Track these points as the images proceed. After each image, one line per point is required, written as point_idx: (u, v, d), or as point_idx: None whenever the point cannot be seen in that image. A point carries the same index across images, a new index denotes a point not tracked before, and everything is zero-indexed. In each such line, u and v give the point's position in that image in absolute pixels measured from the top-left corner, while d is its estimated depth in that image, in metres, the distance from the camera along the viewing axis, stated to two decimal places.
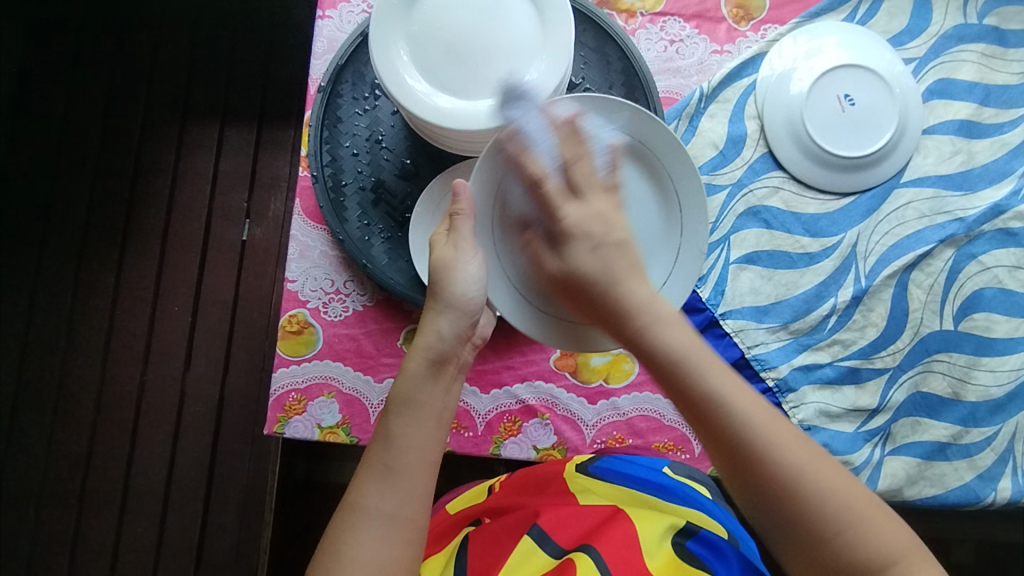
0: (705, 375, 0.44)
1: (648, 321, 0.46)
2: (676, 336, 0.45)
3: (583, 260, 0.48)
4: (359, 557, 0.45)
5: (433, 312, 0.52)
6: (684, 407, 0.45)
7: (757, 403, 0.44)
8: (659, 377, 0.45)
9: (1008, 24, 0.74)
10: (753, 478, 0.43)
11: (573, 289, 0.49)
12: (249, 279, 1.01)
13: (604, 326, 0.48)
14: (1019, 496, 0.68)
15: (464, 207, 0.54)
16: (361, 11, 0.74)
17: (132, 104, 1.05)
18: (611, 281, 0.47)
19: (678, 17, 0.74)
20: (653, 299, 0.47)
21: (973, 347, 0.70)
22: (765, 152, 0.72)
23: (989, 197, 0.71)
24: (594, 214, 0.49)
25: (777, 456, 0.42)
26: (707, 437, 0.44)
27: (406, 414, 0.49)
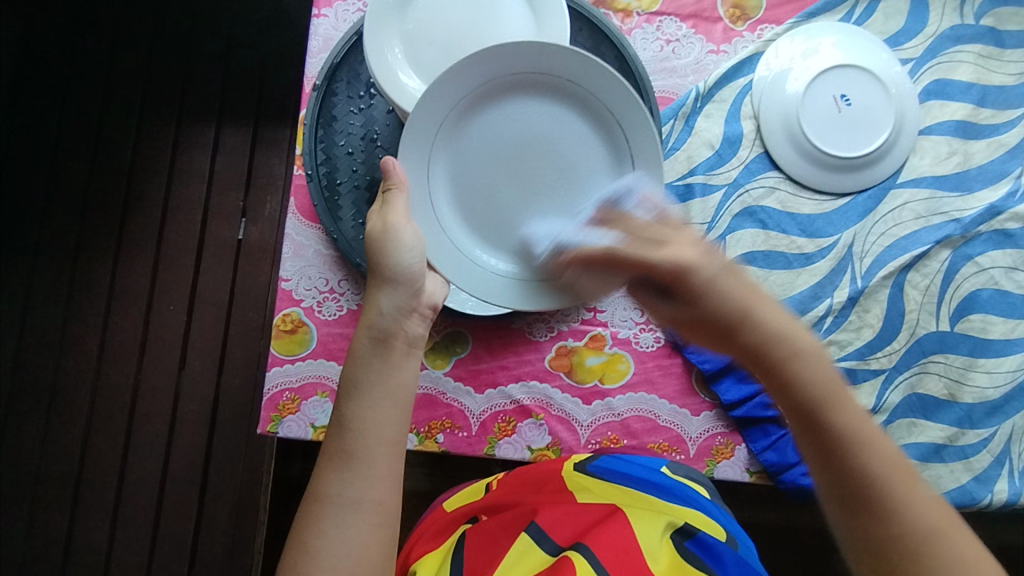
0: (845, 415, 0.43)
1: (792, 355, 0.43)
2: (822, 375, 0.43)
3: (716, 295, 0.45)
4: (327, 546, 0.45)
5: (374, 289, 0.54)
6: (804, 434, 0.44)
7: (895, 454, 0.42)
8: (793, 412, 0.44)
9: (1005, 24, 0.74)
10: (878, 533, 0.41)
11: (697, 327, 0.46)
12: (245, 278, 1.01)
13: (743, 360, 0.45)
14: (1016, 498, 0.67)
15: (395, 182, 0.55)
16: (357, 9, 0.74)
17: (129, 103, 1.05)
18: (743, 312, 0.44)
19: (674, 16, 0.73)
20: (797, 331, 0.44)
21: (969, 348, 0.70)
22: (761, 152, 0.72)
23: (986, 198, 0.71)
24: (698, 249, 0.46)
25: (905, 510, 0.41)
26: (832, 478, 0.43)
27: (357, 396, 0.49)
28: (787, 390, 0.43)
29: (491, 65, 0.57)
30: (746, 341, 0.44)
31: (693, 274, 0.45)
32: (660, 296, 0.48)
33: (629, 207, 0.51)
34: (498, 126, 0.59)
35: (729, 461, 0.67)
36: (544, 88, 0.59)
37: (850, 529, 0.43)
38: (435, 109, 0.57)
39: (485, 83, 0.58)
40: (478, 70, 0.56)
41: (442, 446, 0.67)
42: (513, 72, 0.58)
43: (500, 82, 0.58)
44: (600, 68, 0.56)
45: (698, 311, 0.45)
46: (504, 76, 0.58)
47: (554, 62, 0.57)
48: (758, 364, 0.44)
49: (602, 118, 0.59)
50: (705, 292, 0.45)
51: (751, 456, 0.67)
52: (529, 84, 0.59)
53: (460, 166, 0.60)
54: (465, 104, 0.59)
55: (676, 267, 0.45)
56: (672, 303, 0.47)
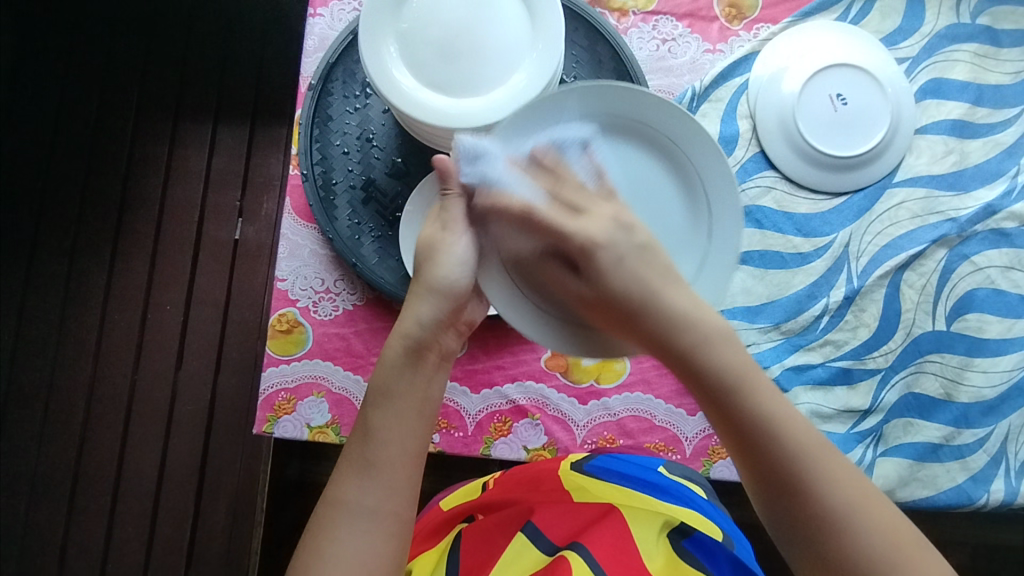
0: (757, 398, 0.46)
1: (699, 341, 0.48)
2: (730, 357, 0.47)
3: (623, 277, 0.51)
4: (340, 552, 0.45)
5: (414, 295, 0.53)
6: (720, 419, 0.47)
7: (811, 432, 0.45)
8: (708, 396, 0.47)
9: (1002, 23, 0.74)
10: (792, 508, 0.44)
11: (611, 311, 0.52)
12: (241, 278, 1.01)
13: (658, 352, 0.50)
14: (1013, 498, 0.67)
15: (454, 188, 0.54)
16: (353, 9, 0.74)
17: (125, 102, 1.05)
18: (652, 292, 0.50)
19: (670, 16, 0.73)
20: (702, 314, 0.49)
21: (965, 348, 0.70)
22: (758, 152, 0.72)
23: (982, 197, 0.71)
24: (610, 222, 0.53)
25: (821, 487, 0.43)
26: (749, 462, 0.46)
27: (386, 405, 0.49)
28: (699, 369, 0.48)
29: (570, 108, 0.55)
30: (656, 320, 0.49)
31: (602, 251, 0.51)
32: (574, 274, 0.53)
33: (564, 156, 0.56)
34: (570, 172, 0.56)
35: (725, 460, 0.67)
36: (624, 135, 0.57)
37: (768, 505, 0.45)
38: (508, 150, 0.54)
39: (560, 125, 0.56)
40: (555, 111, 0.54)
41: (438, 446, 0.66)
42: (589, 117, 0.56)
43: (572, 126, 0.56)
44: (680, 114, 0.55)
45: (607, 291, 0.51)
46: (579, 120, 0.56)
47: (634, 107, 0.56)
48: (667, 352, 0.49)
49: (688, 180, 0.58)
50: (614, 273, 0.51)
51: None
52: (611, 129, 0.57)
53: (529, 211, 0.56)
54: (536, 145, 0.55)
55: (585, 244, 0.52)
56: (584, 283, 0.53)
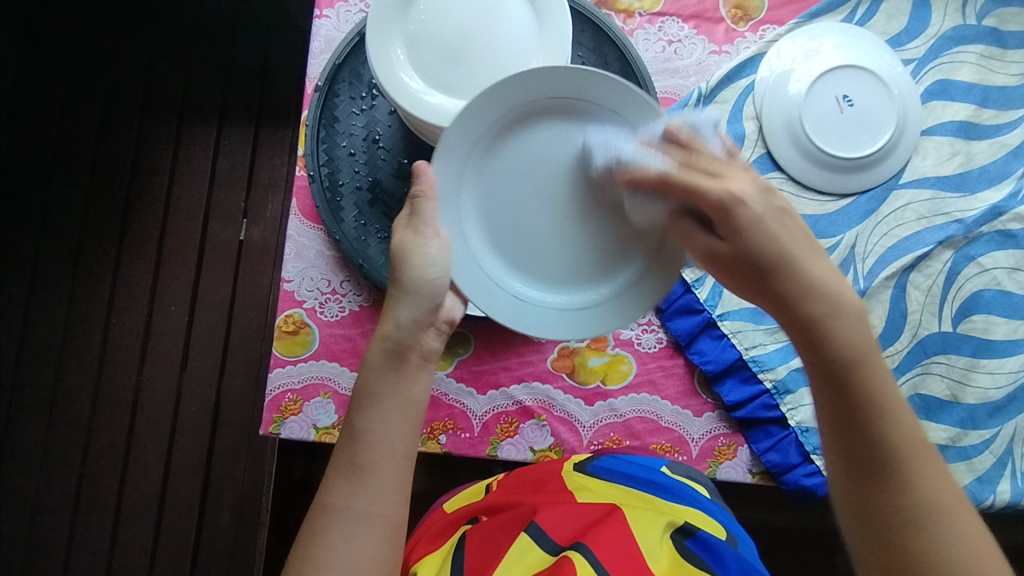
0: (878, 374, 0.45)
1: (827, 313, 0.46)
2: (856, 334, 0.46)
3: (763, 235, 0.48)
4: (335, 557, 0.45)
5: (393, 298, 0.51)
6: (826, 388, 0.46)
7: (917, 431, 0.44)
8: (822, 369, 0.46)
9: (1007, 25, 0.74)
10: (879, 492, 0.43)
11: (739, 268, 0.50)
12: (247, 278, 1.01)
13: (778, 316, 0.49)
14: (1018, 499, 0.67)
15: (425, 188, 0.52)
16: (359, 10, 0.74)
17: (130, 103, 1.05)
18: (792, 259, 0.48)
19: (676, 17, 0.73)
20: (840, 287, 0.47)
21: (971, 349, 0.70)
22: (764, 153, 0.72)
23: (988, 199, 0.71)
24: (752, 187, 0.49)
25: (917, 481, 0.42)
26: (848, 437, 0.44)
27: (369, 409, 0.48)
28: (823, 340, 0.46)
29: (508, 98, 0.53)
30: (784, 284, 0.48)
31: (744, 209, 0.48)
32: (705, 228, 0.52)
33: (699, 135, 0.53)
34: (525, 159, 0.56)
35: (732, 462, 0.67)
36: (569, 113, 0.55)
37: (851, 484, 0.44)
38: (459, 146, 0.53)
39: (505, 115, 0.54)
40: (495, 101, 0.52)
41: (444, 447, 0.67)
42: (535, 99, 0.54)
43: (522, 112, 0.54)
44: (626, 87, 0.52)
45: (742, 249, 0.49)
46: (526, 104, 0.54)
47: (575, 84, 0.52)
48: (789, 312, 0.48)
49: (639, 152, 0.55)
50: (756, 235, 0.48)
51: (753, 456, 0.67)
52: (559, 108, 0.55)
53: (491, 201, 0.56)
54: (487, 138, 0.55)
55: (727, 201, 0.49)
56: (722, 241, 0.51)
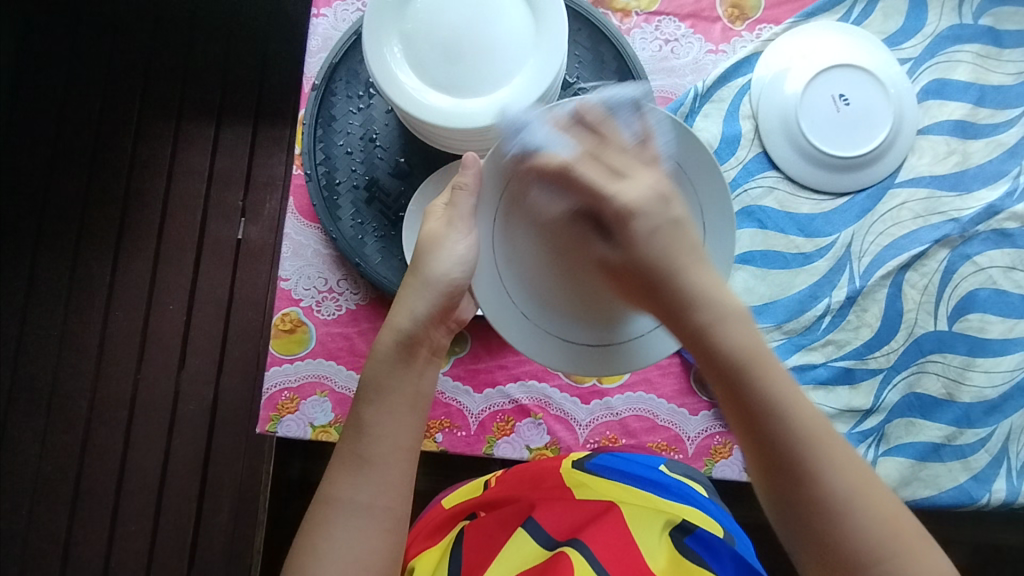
0: (771, 382, 0.44)
1: (715, 319, 0.44)
2: (740, 338, 0.44)
3: (651, 246, 0.46)
4: (338, 549, 0.45)
5: (413, 290, 0.52)
6: (733, 407, 0.45)
7: (815, 418, 0.44)
8: (716, 375, 0.45)
9: (1004, 24, 0.74)
10: (790, 485, 0.43)
11: (630, 279, 0.48)
12: (244, 276, 1.01)
13: (668, 326, 0.47)
14: (1014, 498, 0.67)
15: (468, 182, 0.52)
16: (356, 9, 0.74)
17: (129, 102, 1.05)
18: (677, 267, 0.45)
19: (673, 16, 0.73)
20: (720, 293, 0.45)
21: (967, 348, 0.70)
22: (760, 152, 0.72)
23: (984, 198, 0.71)
24: (650, 190, 0.47)
25: (824, 474, 0.42)
26: (760, 450, 0.44)
27: (379, 401, 0.49)
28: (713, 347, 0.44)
29: (564, 114, 0.53)
30: (684, 295, 0.45)
31: (639, 221, 0.46)
32: (601, 238, 0.49)
33: (613, 117, 0.50)
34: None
35: (728, 460, 0.67)
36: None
37: (771, 492, 0.44)
38: (506, 152, 0.53)
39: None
40: (538, 124, 0.53)
41: (441, 446, 0.67)
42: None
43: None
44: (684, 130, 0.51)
45: (634, 258, 0.47)
46: (582, 126, 0.55)
47: (634, 114, 0.53)
48: (678, 323, 0.46)
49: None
50: (642, 239, 0.46)
51: None
52: None
53: (526, 219, 0.54)
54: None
55: (621, 211, 0.47)
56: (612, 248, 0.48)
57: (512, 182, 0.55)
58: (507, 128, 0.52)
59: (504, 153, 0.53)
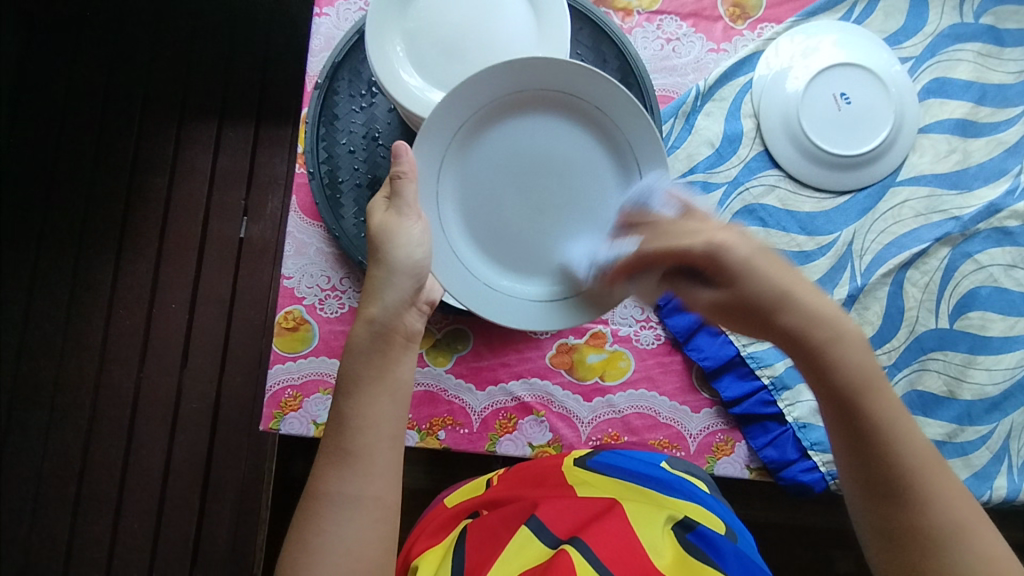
0: (885, 403, 0.44)
1: (833, 341, 0.45)
2: (858, 361, 0.45)
3: (757, 280, 0.46)
4: (331, 542, 0.45)
5: (378, 279, 0.52)
6: (841, 426, 0.45)
7: (926, 448, 0.44)
8: (830, 395, 0.45)
9: (1005, 23, 0.74)
10: (896, 515, 0.44)
11: (737, 313, 0.48)
12: (246, 276, 1.01)
13: (784, 349, 0.47)
14: (1015, 495, 0.67)
15: (406, 170, 0.52)
16: (359, 9, 0.74)
17: (131, 102, 1.05)
18: (782, 304, 0.46)
19: (674, 15, 0.74)
20: (838, 316, 0.46)
21: (968, 345, 0.70)
22: (761, 151, 0.72)
23: (985, 196, 0.72)
24: (741, 237, 0.47)
25: (934, 506, 0.43)
26: (866, 470, 0.44)
27: (356, 394, 0.49)
28: (832, 374, 0.45)
29: (492, 86, 0.56)
30: (785, 327, 0.46)
31: (730, 256, 0.46)
32: (699, 283, 0.50)
33: (648, 207, 0.54)
34: (502, 155, 0.58)
35: (729, 457, 0.67)
36: (544, 105, 0.58)
37: (873, 512, 0.45)
38: (439, 134, 0.56)
39: (488, 103, 0.57)
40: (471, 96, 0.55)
41: (443, 443, 0.67)
42: (524, 88, 0.57)
43: (501, 102, 0.57)
44: (606, 81, 0.56)
45: (741, 296, 0.47)
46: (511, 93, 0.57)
47: (557, 77, 0.56)
48: (799, 351, 0.46)
49: (615, 146, 0.59)
50: (750, 279, 0.46)
51: (752, 452, 0.67)
52: (544, 101, 0.58)
53: (470, 191, 0.59)
54: (468, 126, 0.57)
55: (714, 248, 0.47)
56: (711, 290, 0.49)
57: (450, 158, 0.58)
58: (441, 105, 0.54)
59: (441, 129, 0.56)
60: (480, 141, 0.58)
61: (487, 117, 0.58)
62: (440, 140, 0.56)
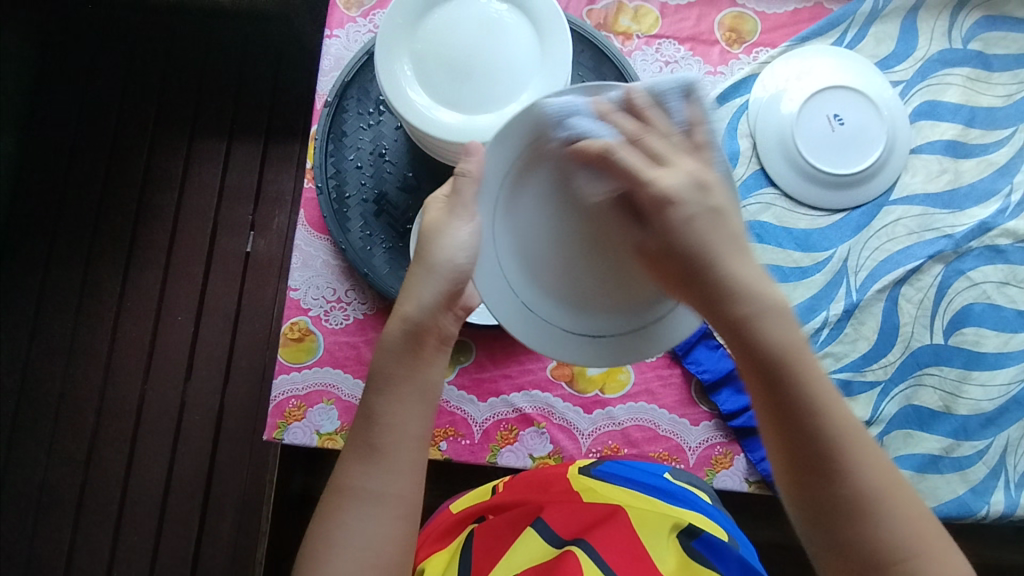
0: (807, 374, 0.43)
1: (756, 311, 0.44)
2: (784, 333, 0.43)
3: (693, 237, 0.45)
4: (351, 535, 0.46)
5: (418, 278, 0.51)
6: (764, 395, 0.44)
7: (848, 420, 0.43)
8: (752, 364, 0.44)
9: (992, 48, 0.77)
10: (824, 490, 0.43)
11: (668, 267, 0.47)
12: (252, 289, 1.03)
13: (707, 313, 0.46)
14: (1012, 510, 0.68)
15: (472, 170, 0.51)
16: (368, 30, 0.77)
17: (143, 119, 1.08)
18: (713, 255, 0.44)
19: (673, 39, 0.76)
20: (764, 286, 0.44)
21: (963, 361, 0.71)
22: (758, 169, 0.74)
23: (977, 215, 0.73)
24: (688, 178, 0.46)
25: (854, 474, 0.42)
26: (790, 445, 0.43)
27: (387, 391, 0.49)
28: (756, 339, 0.43)
29: (567, 104, 0.49)
30: (722, 279, 0.44)
31: (674, 211, 0.45)
32: (638, 226, 0.48)
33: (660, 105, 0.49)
34: (567, 176, 0.52)
35: (728, 470, 0.68)
36: (628, 134, 0.51)
37: (796, 484, 0.44)
38: (507, 148, 0.50)
39: (557, 124, 0.51)
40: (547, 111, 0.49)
41: (445, 454, 0.68)
42: (600, 109, 0.50)
43: (569, 122, 0.51)
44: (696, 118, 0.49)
45: (670, 247, 0.46)
46: (585, 113, 0.50)
47: (644, 104, 0.49)
48: (716, 313, 0.45)
49: None
50: (681, 234, 0.45)
51: (750, 465, 0.68)
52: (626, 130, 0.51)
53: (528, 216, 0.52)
54: (535, 146, 0.51)
55: (660, 199, 0.46)
56: (649, 237, 0.48)
57: (511, 180, 0.52)
58: (523, 110, 0.49)
59: (512, 142, 0.50)
60: (545, 165, 0.52)
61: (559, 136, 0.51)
62: (507, 153, 0.51)
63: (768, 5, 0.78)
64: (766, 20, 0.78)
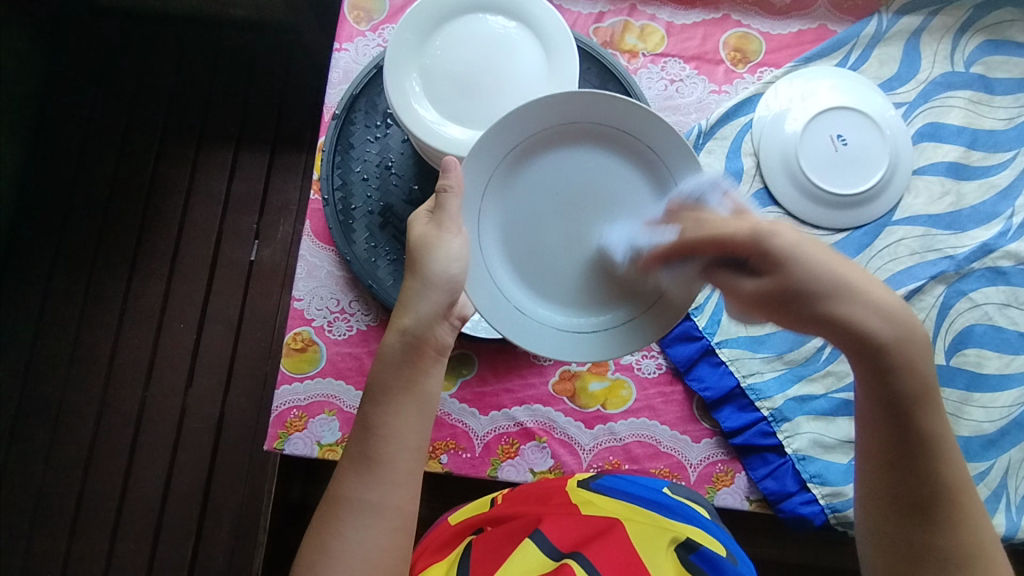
0: (934, 421, 0.44)
1: (898, 350, 0.44)
2: (920, 378, 0.44)
3: (806, 266, 0.45)
4: (348, 545, 0.47)
5: (412, 290, 0.52)
6: (886, 425, 0.45)
7: (964, 472, 0.45)
8: (885, 398, 0.45)
9: (995, 72, 0.78)
10: (934, 530, 0.44)
11: (784, 308, 0.46)
12: (255, 298, 1.03)
13: (845, 345, 0.45)
14: (1013, 533, 0.68)
15: (454, 185, 0.53)
16: (377, 44, 0.78)
17: (151, 127, 1.09)
18: (845, 292, 0.44)
19: (678, 58, 0.77)
20: (908, 325, 0.44)
21: (964, 382, 0.71)
22: (761, 188, 0.75)
23: (979, 236, 0.74)
24: (792, 226, 0.47)
25: (965, 523, 0.44)
26: (906, 479, 0.45)
27: (384, 401, 0.50)
28: (891, 376, 0.44)
29: (541, 116, 0.54)
30: (834, 313, 0.44)
31: (776, 240, 0.46)
32: (740, 272, 0.49)
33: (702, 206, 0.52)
34: (546, 182, 0.57)
35: (729, 488, 0.68)
36: (596, 137, 0.57)
37: (899, 513, 0.45)
38: (485, 161, 0.55)
39: (535, 134, 0.56)
40: (511, 127, 0.54)
41: (446, 467, 0.67)
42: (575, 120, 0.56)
43: (545, 135, 0.56)
44: (654, 116, 0.53)
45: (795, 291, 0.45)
46: (560, 124, 0.56)
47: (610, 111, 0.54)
48: (859, 345, 0.45)
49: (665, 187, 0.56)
50: (798, 262, 0.45)
51: (751, 483, 0.68)
52: (592, 135, 0.57)
53: (513, 216, 0.57)
54: (516, 153, 0.56)
55: (762, 234, 0.46)
56: (755, 278, 0.47)
57: (494, 183, 0.56)
58: (490, 129, 0.53)
59: (487, 156, 0.54)
60: (527, 169, 0.57)
61: (531, 147, 0.56)
62: (484, 168, 0.55)
63: (773, 25, 0.79)
64: (771, 40, 0.79)
